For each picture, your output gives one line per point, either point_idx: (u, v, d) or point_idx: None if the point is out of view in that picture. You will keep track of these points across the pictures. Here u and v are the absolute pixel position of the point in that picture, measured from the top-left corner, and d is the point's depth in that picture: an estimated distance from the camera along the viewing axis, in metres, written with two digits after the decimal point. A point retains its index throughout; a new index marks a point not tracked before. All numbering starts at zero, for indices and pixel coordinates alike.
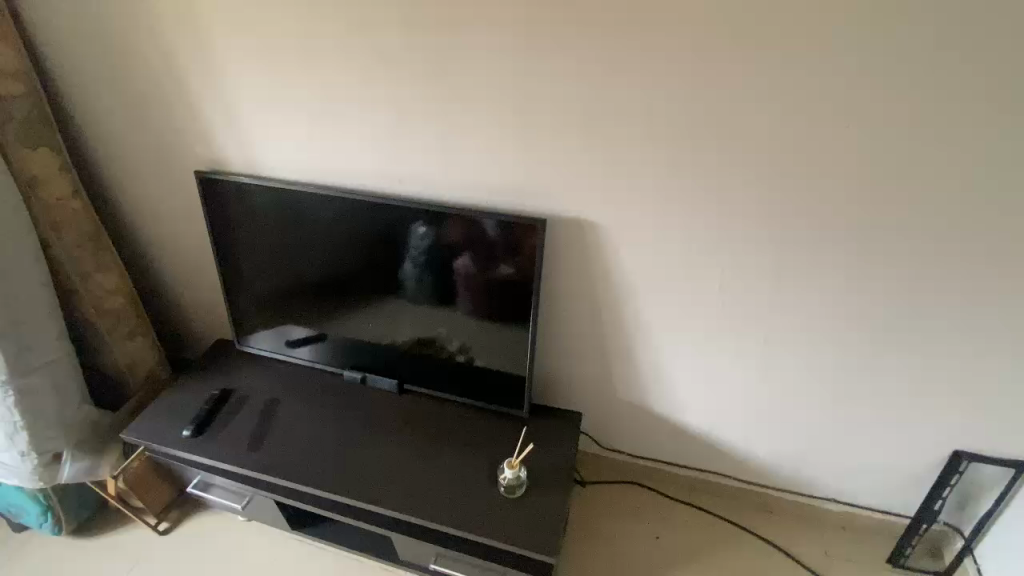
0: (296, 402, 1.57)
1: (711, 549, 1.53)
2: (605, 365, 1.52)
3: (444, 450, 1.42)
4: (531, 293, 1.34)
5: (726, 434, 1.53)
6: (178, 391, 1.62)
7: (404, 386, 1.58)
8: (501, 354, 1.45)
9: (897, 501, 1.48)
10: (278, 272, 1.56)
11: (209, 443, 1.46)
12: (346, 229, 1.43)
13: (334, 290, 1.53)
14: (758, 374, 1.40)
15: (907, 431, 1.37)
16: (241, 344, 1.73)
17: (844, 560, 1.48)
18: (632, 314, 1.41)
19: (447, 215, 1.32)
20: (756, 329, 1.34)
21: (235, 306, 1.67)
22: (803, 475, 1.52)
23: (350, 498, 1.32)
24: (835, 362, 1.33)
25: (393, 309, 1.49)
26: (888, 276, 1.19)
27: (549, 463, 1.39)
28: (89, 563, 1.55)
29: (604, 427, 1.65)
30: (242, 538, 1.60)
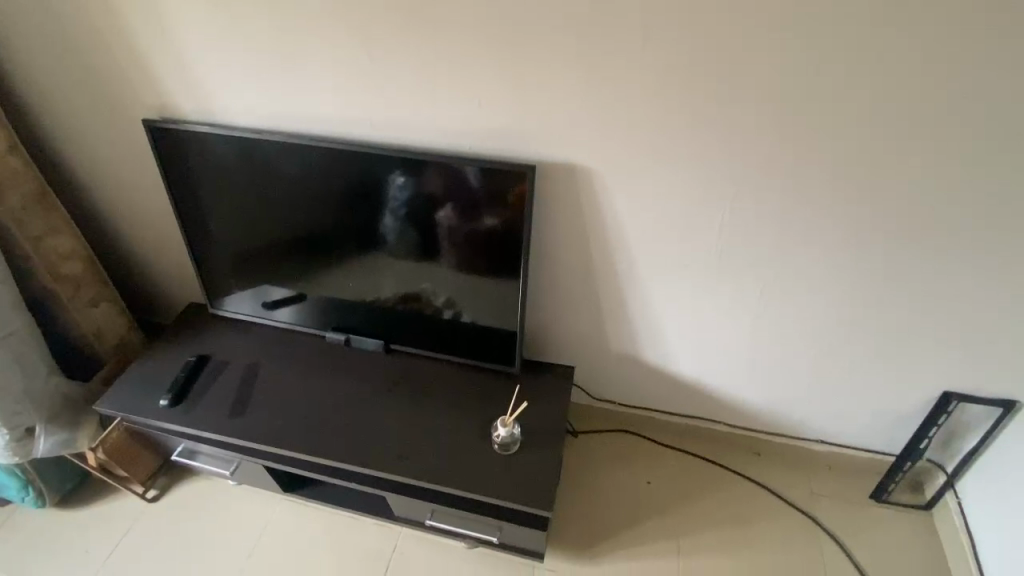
0: (279, 366, 1.51)
1: (701, 492, 1.56)
2: (597, 320, 1.48)
3: (435, 408, 1.39)
4: (521, 246, 1.27)
5: (717, 382, 1.52)
6: (152, 360, 1.54)
7: (391, 346, 1.52)
8: (491, 310, 1.40)
9: (883, 440, 1.50)
10: (248, 232, 1.46)
11: (190, 412, 1.41)
12: (319, 182, 1.31)
13: (310, 248, 1.43)
14: (753, 323, 1.37)
15: (900, 376, 1.37)
16: (215, 307, 1.64)
17: (828, 497, 1.53)
18: (626, 267, 1.35)
19: (426, 163, 1.22)
20: (752, 277, 1.29)
21: (204, 269, 1.57)
22: (793, 418, 1.54)
23: (340, 462, 1.29)
24: (830, 310, 1.30)
25: (374, 265, 1.40)
26: (894, 223, 1.14)
27: (542, 418, 1.37)
28: (79, 533, 1.53)
29: (595, 380, 1.64)
30: (233, 501, 1.58)
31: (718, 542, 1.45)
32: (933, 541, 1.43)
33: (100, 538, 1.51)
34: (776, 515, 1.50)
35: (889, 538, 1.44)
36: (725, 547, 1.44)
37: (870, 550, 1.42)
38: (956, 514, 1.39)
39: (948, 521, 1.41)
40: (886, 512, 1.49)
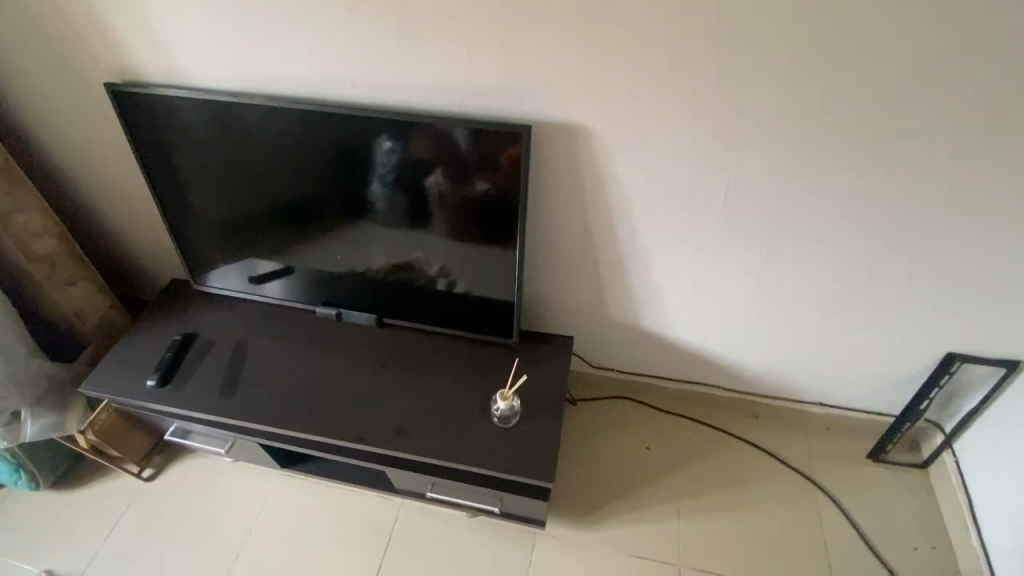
0: (269, 343, 1.47)
1: (701, 455, 1.56)
2: (596, 288, 1.44)
3: (432, 382, 1.36)
4: (517, 212, 1.20)
5: (717, 347, 1.50)
6: (136, 339, 1.49)
7: (384, 319, 1.48)
8: (487, 280, 1.34)
9: (882, 401, 1.50)
10: (229, 203, 1.38)
11: (179, 392, 1.37)
12: (299, 147, 1.23)
13: (295, 219, 1.36)
14: (757, 288, 1.33)
15: (903, 339, 1.34)
16: (200, 284, 1.57)
17: (825, 458, 1.54)
18: (627, 232, 1.30)
19: (413, 125, 1.14)
20: (757, 241, 1.24)
21: (184, 243, 1.50)
22: (792, 382, 1.53)
23: (336, 438, 1.27)
24: (835, 273, 1.26)
25: (363, 234, 1.34)
26: (910, 181, 1.08)
27: (542, 390, 1.34)
28: (76, 515, 1.51)
29: (595, 349, 1.61)
30: (231, 478, 1.57)
31: (718, 503, 1.47)
32: (928, 497, 1.45)
33: (98, 517, 1.50)
34: (774, 476, 1.51)
35: (885, 496, 1.46)
36: (725, 508, 1.46)
37: (867, 507, 1.44)
38: (954, 473, 1.40)
39: (946, 479, 1.42)
40: (882, 471, 1.51)
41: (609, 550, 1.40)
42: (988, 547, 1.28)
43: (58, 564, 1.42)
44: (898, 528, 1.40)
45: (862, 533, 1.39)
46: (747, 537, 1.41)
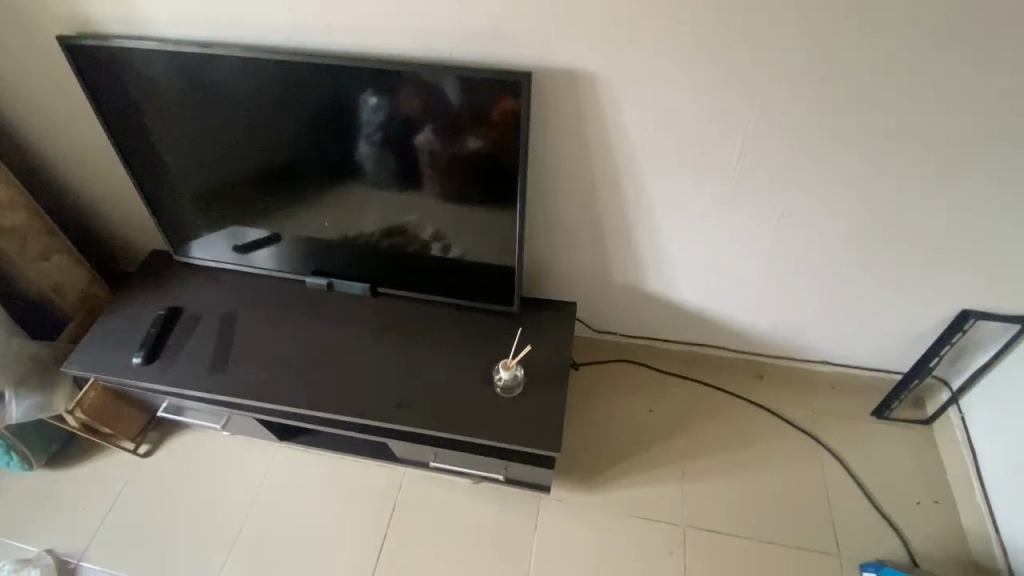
0: (259, 315, 1.40)
1: (705, 416, 1.55)
2: (599, 251, 1.38)
3: (432, 351, 1.32)
4: (517, 170, 1.12)
5: (725, 309, 1.45)
6: (117, 315, 1.42)
7: (378, 289, 1.41)
8: (485, 244, 1.27)
9: (890, 359, 1.48)
10: (205, 167, 1.29)
11: (167, 369, 1.31)
12: (277, 104, 1.13)
13: (277, 183, 1.27)
14: (768, 245, 1.27)
15: (914, 296, 1.31)
16: (182, 255, 1.49)
17: (830, 417, 1.53)
18: (633, 189, 1.22)
19: (400, 77, 1.04)
20: (770, 195, 1.17)
21: (160, 213, 1.41)
22: (800, 342, 1.50)
23: (334, 413, 1.23)
24: (850, 228, 1.20)
25: (352, 198, 1.25)
26: (936, 130, 1.01)
27: (545, 358, 1.30)
28: (72, 493, 1.49)
29: (597, 313, 1.56)
30: (229, 452, 1.54)
31: (723, 464, 1.46)
32: (931, 453, 1.45)
33: (97, 495, 1.48)
34: (779, 435, 1.51)
35: (889, 453, 1.46)
36: (730, 469, 1.46)
37: (870, 464, 1.44)
38: (959, 430, 1.40)
39: (950, 435, 1.42)
40: (886, 428, 1.51)
41: (615, 513, 1.40)
42: (991, 501, 1.29)
43: (59, 543, 1.41)
44: (901, 484, 1.41)
45: (865, 490, 1.40)
46: (752, 497, 1.41)
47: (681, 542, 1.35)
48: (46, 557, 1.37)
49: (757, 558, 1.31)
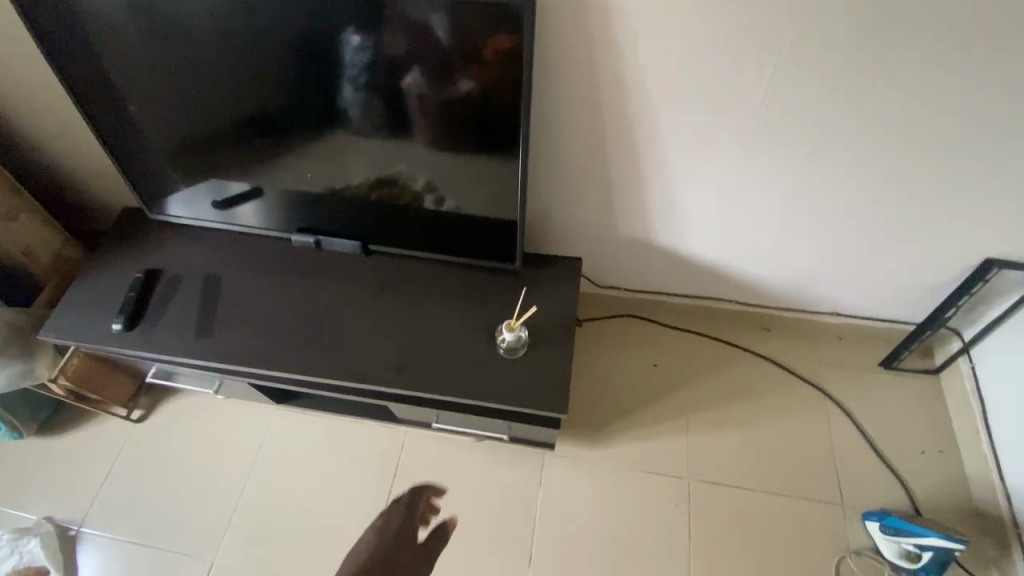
0: (245, 276, 1.32)
1: (711, 370, 1.52)
2: (606, 201, 1.29)
3: (429, 311, 1.25)
4: (518, 112, 1.01)
5: (736, 260, 1.38)
6: (91, 279, 1.33)
7: (370, 246, 1.33)
8: (484, 195, 1.17)
9: (902, 309, 1.43)
10: (173, 115, 1.16)
11: (150, 335, 1.24)
12: (248, 41, 1.00)
13: (255, 132, 1.15)
14: (788, 192, 1.19)
15: (937, 243, 1.24)
16: (157, 213, 1.39)
17: (837, 368, 1.51)
18: (645, 133, 1.12)
19: (385, 7, 0.91)
20: (793, 137, 1.08)
21: (128, 168, 1.29)
22: (811, 293, 1.44)
23: (330, 378, 1.17)
24: (876, 172, 1.12)
25: (337, 147, 1.14)
26: (984, 60, 0.91)
27: (549, 316, 1.24)
28: (66, 461, 1.46)
29: (601, 267, 1.49)
30: (225, 415, 1.51)
31: (729, 418, 1.45)
32: (938, 402, 1.44)
33: (91, 462, 1.45)
34: (785, 388, 1.48)
35: (895, 402, 1.45)
36: (736, 422, 1.44)
37: (876, 415, 1.43)
38: (968, 379, 1.38)
39: (958, 385, 1.41)
40: (893, 378, 1.49)
41: (619, 467, 1.39)
42: (998, 450, 1.28)
43: (57, 510, 1.39)
44: (906, 433, 1.40)
45: (871, 440, 1.40)
46: (757, 449, 1.40)
47: (686, 495, 1.35)
48: (45, 525, 1.36)
49: (761, 508, 1.32)
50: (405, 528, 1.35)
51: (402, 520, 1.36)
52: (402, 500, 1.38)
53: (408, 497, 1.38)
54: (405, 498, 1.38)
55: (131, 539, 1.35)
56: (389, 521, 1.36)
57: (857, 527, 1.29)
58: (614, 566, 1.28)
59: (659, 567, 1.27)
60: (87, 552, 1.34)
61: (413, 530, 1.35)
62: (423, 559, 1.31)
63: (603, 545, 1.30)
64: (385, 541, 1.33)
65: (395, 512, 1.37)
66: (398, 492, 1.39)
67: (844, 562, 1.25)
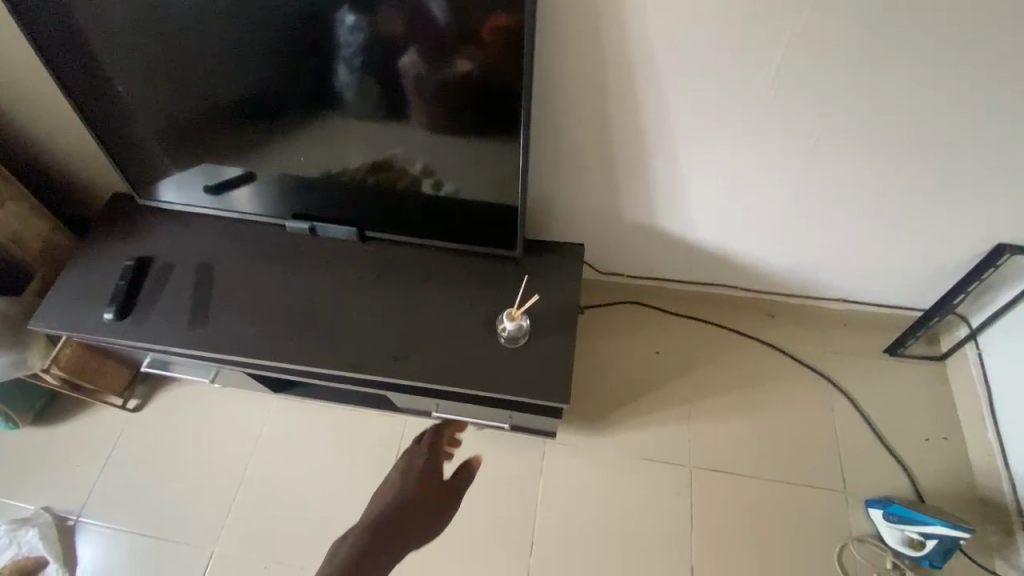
0: (239, 263, 1.29)
1: (714, 358, 1.50)
2: (609, 185, 1.25)
3: (428, 299, 1.23)
4: (518, 93, 0.97)
5: (741, 246, 1.35)
6: (81, 266, 1.30)
7: (366, 233, 1.29)
8: (483, 180, 1.13)
9: (910, 295, 1.41)
10: (161, 98, 1.12)
11: (142, 324, 1.22)
12: (236, 18, 0.95)
13: (246, 115, 1.11)
14: (797, 176, 1.15)
15: (947, 228, 1.21)
16: (148, 198, 1.35)
17: (842, 354, 1.49)
18: (651, 115, 1.08)
19: None
20: (805, 118, 1.04)
21: (116, 152, 1.25)
22: (817, 279, 1.41)
23: (327, 368, 1.15)
24: (889, 154, 1.08)
25: (331, 131, 1.10)
26: (1009, 38, 0.87)
27: (551, 304, 1.21)
28: (63, 451, 1.44)
29: (603, 253, 1.46)
30: (222, 404, 1.49)
31: (732, 405, 1.43)
32: (943, 389, 1.42)
33: (88, 452, 1.44)
34: (789, 375, 1.47)
35: (900, 389, 1.43)
36: (738, 410, 1.42)
37: (880, 402, 1.42)
38: (974, 366, 1.37)
39: (963, 372, 1.39)
40: (899, 364, 1.47)
41: (621, 455, 1.38)
42: (1003, 438, 1.27)
43: (54, 500, 1.38)
44: (909, 419, 1.39)
45: (874, 427, 1.38)
46: (760, 436, 1.39)
47: (688, 483, 1.34)
48: (43, 516, 1.35)
49: (763, 496, 1.32)
50: (430, 467, 1.38)
51: (428, 458, 1.38)
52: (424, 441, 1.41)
53: (431, 435, 1.41)
54: (427, 438, 1.41)
55: (130, 529, 1.35)
56: (415, 460, 1.38)
57: (860, 514, 1.29)
58: (614, 553, 1.28)
59: (660, 554, 1.27)
60: (86, 541, 1.33)
61: (439, 468, 1.38)
62: (451, 491, 1.35)
63: (605, 534, 1.30)
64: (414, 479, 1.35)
65: (419, 453, 1.39)
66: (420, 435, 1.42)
67: (846, 549, 1.25)
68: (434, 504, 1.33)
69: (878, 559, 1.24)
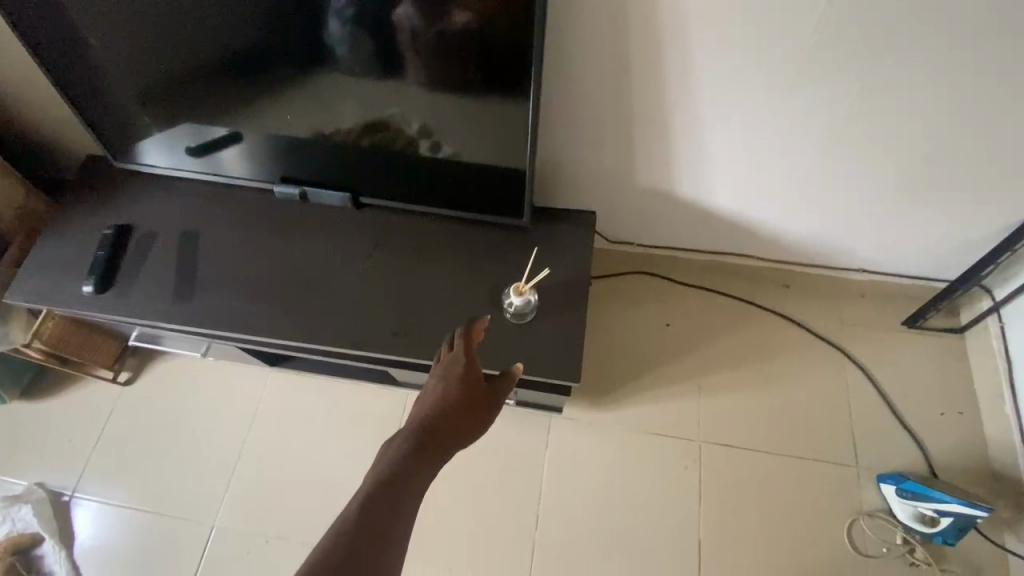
0: (226, 232, 1.21)
1: (726, 330, 1.44)
2: (623, 148, 1.16)
3: (429, 271, 1.16)
4: (529, 44, 0.87)
5: (761, 213, 1.27)
6: (56, 236, 1.22)
7: (361, 199, 1.21)
8: (486, 142, 1.04)
9: (934, 265, 1.34)
10: (130, 47, 1.01)
11: (125, 297, 1.15)
12: None
13: (227, 68, 1.01)
14: (829, 138, 1.06)
15: (985, 196, 1.13)
16: (125, 161, 1.25)
17: (858, 326, 1.43)
18: (675, 69, 0.98)
19: None
20: (849, 70, 0.93)
21: (84, 109, 1.14)
22: (837, 248, 1.34)
23: (324, 344, 1.09)
24: (935, 114, 0.98)
25: (321, 86, 1.00)
26: None
27: (559, 277, 1.15)
28: (53, 426, 1.40)
29: (613, 221, 1.38)
30: (216, 378, 1.44)
31: (743, 379, 1.39)
32: (961, 362, 1.38)
33: (79, 427, 1.40)
34: (803, 347, 1.42)
35: (917, 362, 1.39)
36: (749, 384, 1.38)
37: (896, 375, 1.38)
38: (996, 339, 1.32)
39: (984, 345, 1.34)
40: (917, 337, 1.42)
41: (628, 430, 1.35)
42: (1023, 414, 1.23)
43: (48, 476, 1.35)
44: (925, 394, 1.35)
45: (889, 401, 1.35)
46: (771, 411, 1.35)
47: (697, 457, 1.31)
48: (37, 491, 1.32)
49: (773, 471, 1.29)
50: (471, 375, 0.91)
51: (465, 363, 0.92)
52: (456, 347, 0.95)
53: (466, 338, 0.95)
54: (461, 341, 0.95)
55: (127, 504, 1.32)
56: (445, 370, 0.92)
57: (871, 489, 1.27)
58: (622, 527, 1.26)
59: (668, 528, 1.26)
60: (83, 517, 1.31)
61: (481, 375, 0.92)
62: (492, 394, 0.90)
63: (612, 508, 1.28)
64: (448, 390, 0.88)
65: (450, 361, 0.93)
66: (447, 342, 0.98)
67: (856, 524, 1.24)
68: (473, 419, 0.87)
69: (889, 534, 1.22)
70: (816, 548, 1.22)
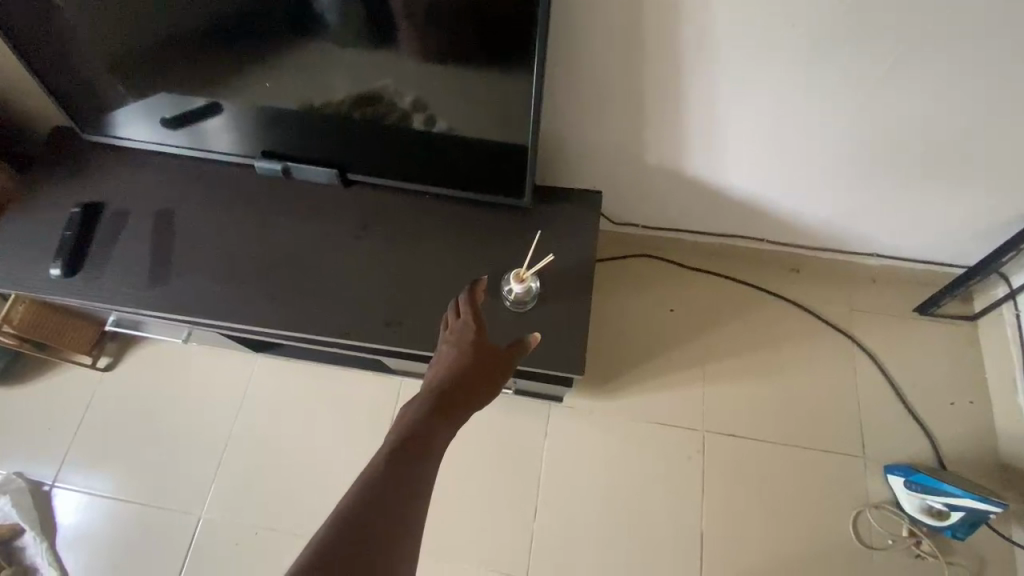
0: (205, 210, 1.13)
1: (732, 316, 1.39)
2: (631, 124, 1.08)
3: (422, 254, 1.09)
4: (534, 11, 0.78)
5: (774, 195, 1.21)
6: (22, 215, 1.13)
7: (349, 175, 1.13)
8: (485, 117, 0.95)
9: (951, 251, 1.28)
10: (90, 8, 0.91)
11: (97, 281, 1.07)
12: None
13: (200, 33, 0.91)
14: (855, 117, 0.99)
15: (1015, 180, 1.06)
16: (93, 134, 1.16)
17: (868, 313, 1.38)
18: (693, 38, 0.89)
19: None
20: (884, 42, 0.85)
21: (44, 75, 1.04)
22: (852, 232, 1.28)
23: (311, 332, 1.03)
24: (973, 92, 0.91)
25: (304, 54, 0.91)
26: None
27: (562, 261, 1.08)
28: (30, 414, 1.34)
29: (617, 201, 1.31)
30: (200, 364, 1.38)
31: (749, 367, 1.34)
32: (973, 351, 1.34)
33: (57, 415, 1.34)
34: (812, 335, 1.37)
35: (928, 350, 1.34)
36: (756, 372, 1.34)
37: (907, 364, 1.33)
38: (1011, 327, 1.27)
39: (998, 334, 1.30)
40: (929, 325, 1.37)
41: (630, 420, 1.31)
42: None
43: (27, 466, 1.30)
44: (936, 383, 1.31)
45: (898, 391, 1.31)
46: (778, 400, 1.31)
47: (700, 448, 1.28)
48: (15, 482, 1.27)
49: (778, 461, 1.26)
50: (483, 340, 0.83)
51: (475, 328, 0.84)
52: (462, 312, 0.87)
53: (472, 302, 0.87)
54: (467, 306, 0.87)
55: (110, 494, 1.27)
56: (454, 337, 0.84)
57: (877, 481, 1.24)
58: (622, 519, 1.23)
59: (669, 519, 1.23)
60: (64, 508, 1.26)
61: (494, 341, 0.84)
62: (505, 358, 0.82)
63: (613, 499, 1.25)
64: (457, 355, 0.80)
65: (458, 328, 0.85)
66: (452, 308, 0.89)
67: (862, 515, 1.21)
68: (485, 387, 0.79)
69: (894, 526, 1.20)
70: (820, 539, 1.20)
